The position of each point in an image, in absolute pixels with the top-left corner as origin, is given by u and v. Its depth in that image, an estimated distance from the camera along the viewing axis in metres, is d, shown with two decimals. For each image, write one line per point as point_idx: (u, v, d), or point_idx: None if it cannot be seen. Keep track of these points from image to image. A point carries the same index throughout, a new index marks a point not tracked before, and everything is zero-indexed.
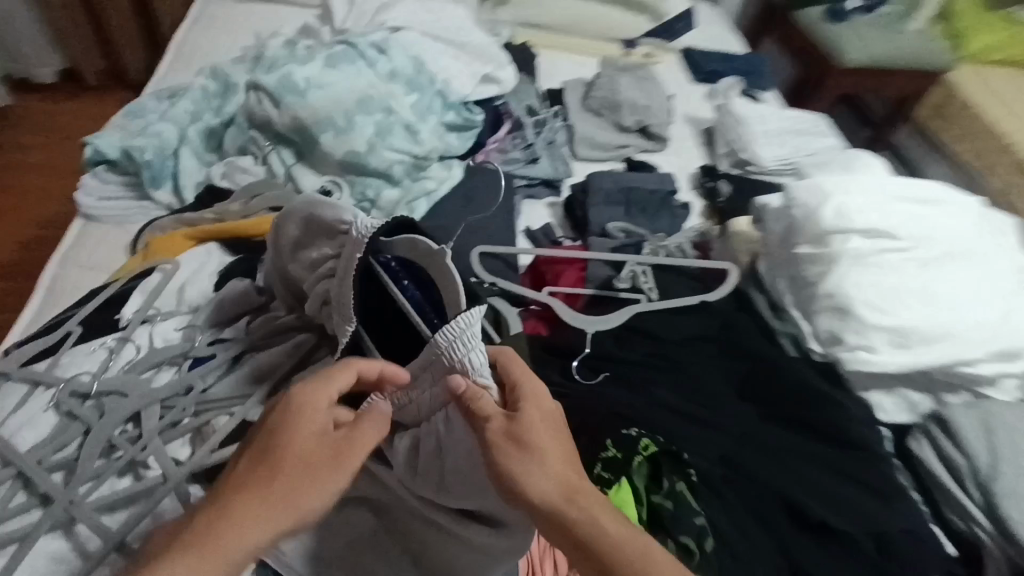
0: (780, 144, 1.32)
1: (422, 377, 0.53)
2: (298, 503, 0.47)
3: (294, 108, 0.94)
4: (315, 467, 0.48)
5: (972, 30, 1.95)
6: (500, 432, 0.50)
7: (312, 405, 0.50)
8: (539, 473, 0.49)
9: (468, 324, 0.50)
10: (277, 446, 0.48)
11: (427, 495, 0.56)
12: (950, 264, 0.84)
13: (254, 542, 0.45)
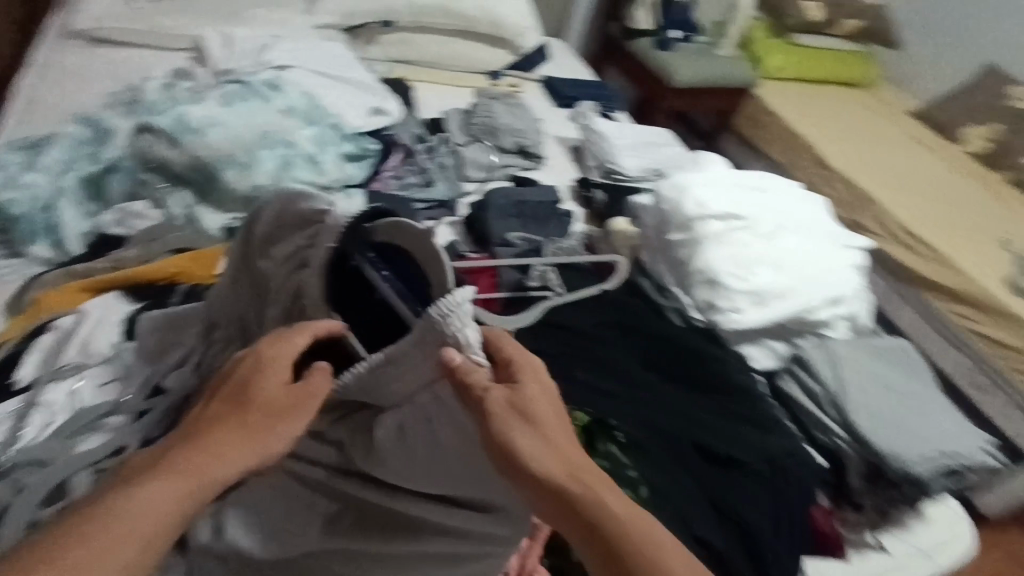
0: (638, 154, 1.52)
1: (414, 357, 0.59)
2: (263, 443, 0.53)
3: (193, 148, 0.95)
4: (278, 413, 0.54)
5: (765, 54, 2.38)
6: (506, 410, 0.56)
7: (276, 356, 0.56)
8: (539, 447, 0.55)
9: (456, 303, 0.57)
10: (246, 392, 0.54)
11: (415, 480, 0.61)
12: (783, 235, 1.05)
13: (224, 474, 0.50)
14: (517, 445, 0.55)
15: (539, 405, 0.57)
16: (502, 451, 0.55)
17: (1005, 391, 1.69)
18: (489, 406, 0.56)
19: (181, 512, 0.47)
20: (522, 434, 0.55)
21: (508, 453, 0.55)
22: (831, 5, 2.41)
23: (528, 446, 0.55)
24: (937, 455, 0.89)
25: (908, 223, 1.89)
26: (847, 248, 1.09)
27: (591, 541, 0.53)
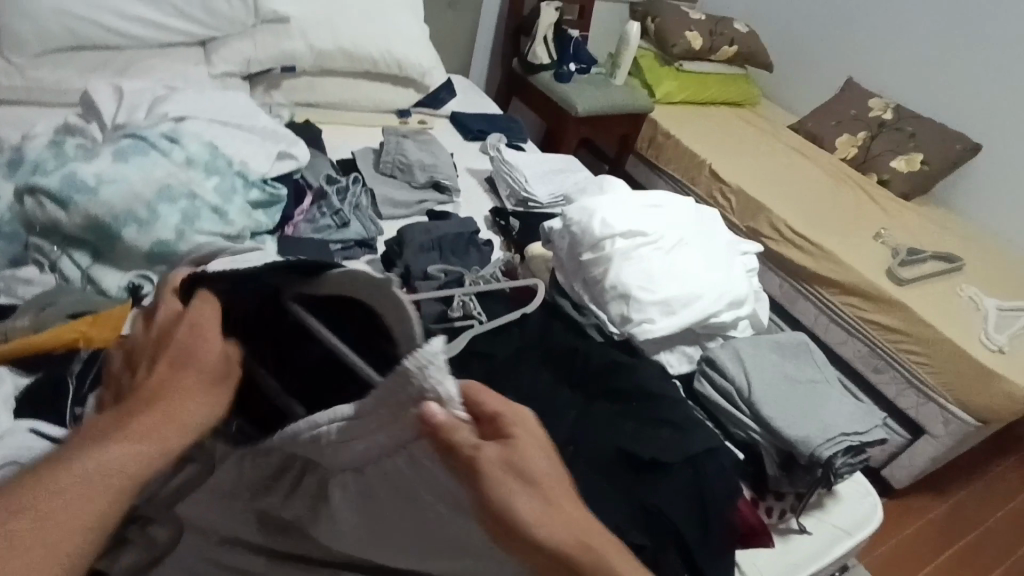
0: (548, 181, 1.59)
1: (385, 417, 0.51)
2: (214, 407, 0.57)
3: (86, 208, 0.89)
4: (220, 377, 0.58)
5: (657, 81, 2.56)
6: (506, 474, 0.48)
7: (208, 326, 0.58)
8: (548, 516, 0.48)
9: (429, 357, 0.49)
10: (188, 358, 0.57)
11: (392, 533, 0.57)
12: (683, 246, 1.13)
13: (182, 442, 0.54)
14: (514, 518, 0.47)
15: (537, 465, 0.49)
16: (496, 524, 0.48)
17: (896, 370, 1.87)
18: (478, 475, 0.48)
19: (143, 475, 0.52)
20: (520, 503, 0.48)
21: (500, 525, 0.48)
22: (709, 33, 2.62)
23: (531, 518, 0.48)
24: (839, 437, 0.96)
25: (797, 226, 2.06)
26: (742, 254, 1.19)
27: None
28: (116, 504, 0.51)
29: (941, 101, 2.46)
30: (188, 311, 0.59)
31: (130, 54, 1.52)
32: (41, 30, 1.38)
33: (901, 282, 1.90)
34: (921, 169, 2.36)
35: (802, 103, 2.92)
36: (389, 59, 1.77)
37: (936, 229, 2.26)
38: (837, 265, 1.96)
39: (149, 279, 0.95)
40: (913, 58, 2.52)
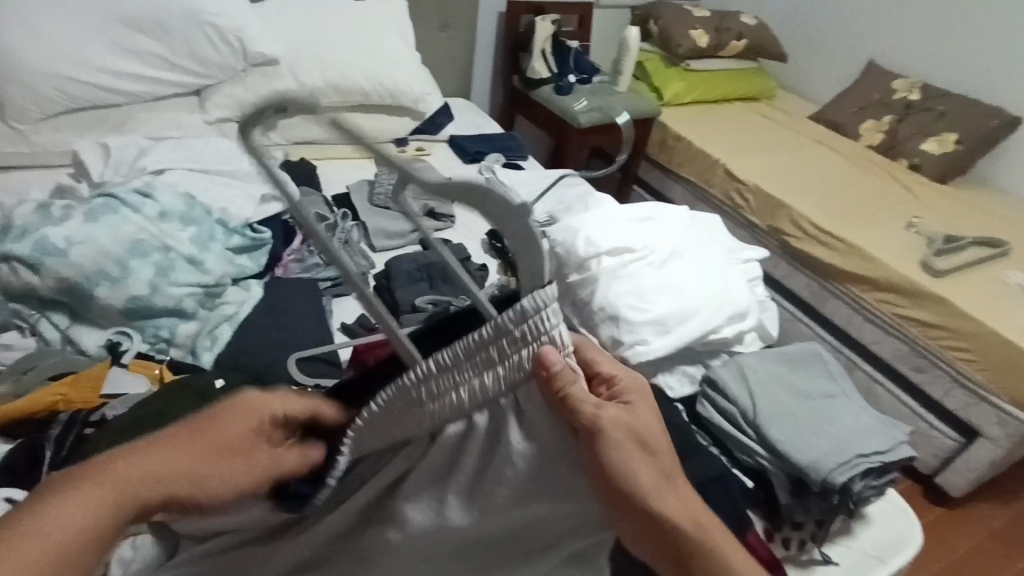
0: (543, 199, 1.54)
1: (480, 361, 0.53)
2: (208, 480, 0.55)
3: (57, 270, 0.92)
4: (230, 460, 0.57)
5: (663, 83, 2.48)
6: (628, 439, 0.54)
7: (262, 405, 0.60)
8: (657, 484, 0.54)
9: (541, 305, 0.52)
10: (220, 432, 0.57)
11: (450, 502, 0.57)
12: (678, 259, 1.06)
13: (146, 496, 0.51)
14: (640, 486, 0.53)
15: (653, 435, 0.56)
16: (626, 489, 0.52)
17: (941, 368, 1.73)
18: (613, 447, 0.52)
19: (100, 525, 0.48)
20: (645, 469, 0.54)
21: (626, 493, 0.53)
22: (714, 29, 2.53)
23: (652, 489, 0.54)
24: (856, 458, 0.88)
25: (820, 221, 1.95)
26: (744, 261, 1.14)
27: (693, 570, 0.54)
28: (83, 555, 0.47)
29: (972, 74, 2.30)
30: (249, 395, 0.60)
31: (127, 109, 1.56)
32: (41, 97, 1.44)
33: (937, 274, 1.76)
34: (956, 149, 2.20)
35: (822, 90, 2.78)
36: (381, 90, 1.77)
37: (976, 212, 2.10)
38: (865, 259, 1.84)
39: (127, 335, 0.98)
40: (937, 32, 2.36)
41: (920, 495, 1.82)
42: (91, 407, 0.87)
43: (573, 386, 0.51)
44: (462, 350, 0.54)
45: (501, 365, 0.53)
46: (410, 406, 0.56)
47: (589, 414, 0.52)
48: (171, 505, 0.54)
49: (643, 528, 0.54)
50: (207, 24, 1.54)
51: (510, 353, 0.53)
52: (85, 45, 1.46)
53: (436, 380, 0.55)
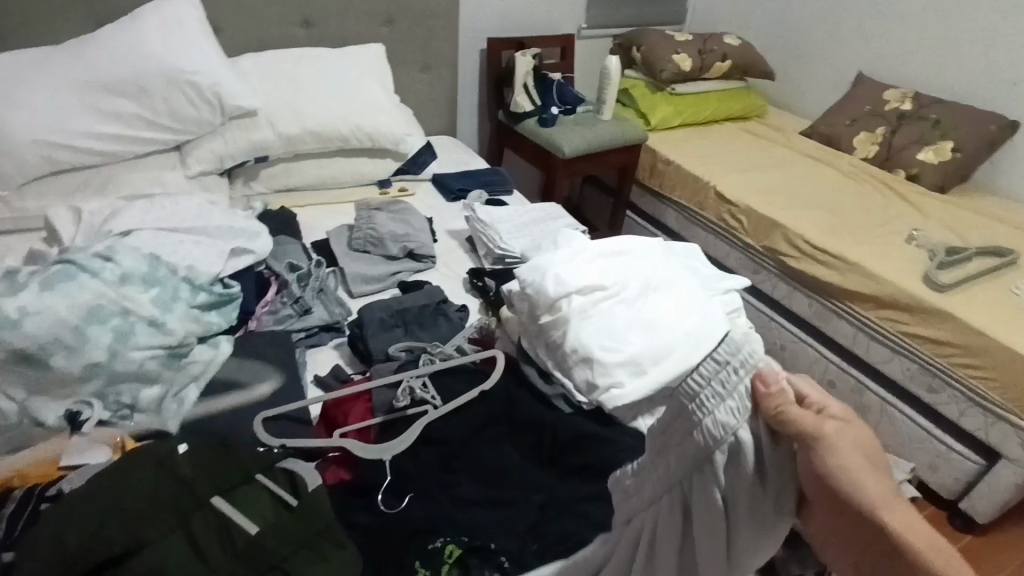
0: (524, 234, 1.51)
1: (681, 421, 0.72)
2: None
3: (11, 341, 0.89)
4: None
5: (650, 108, 2.46)
6: (854, 451, 0.62)
7: None
8: (883, 499, 0.59)
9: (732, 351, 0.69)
10: None
11: (743, 523, 0.70)
12: (651, 294, 1.02)
13: None
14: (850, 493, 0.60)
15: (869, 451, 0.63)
16: (848, 492, 0.60)
17: (954, 388, 1.65)
18: (835, 454, 0.62)
19: None
20: (869, 478, 0.60)
21: (849, 501, 0.60)
22: (698, 52, 2.52)
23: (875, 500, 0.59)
24: None
25: (817, 240, 1.89)
26: (724, 292, 1.09)
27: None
28: None
29: (966, 81, 2.25)
30: None
31: (107, 169, 1.57)
32: (21, 162, 1.45)
33: (942, 288, 1.69)
34: (953, 157, 2.15)
35: (813, 105, 2.75)
36: (361, 134, 1.78)
37: (981, 220, 2.03)
38: (866, 277, 1.78)
39: (88, 403, 0.95)
40: (926, 41, 2.32)
41: (945, 522, 1.73)
42: (50, 480, 0.87)
43: (787, 400, 0.66)
44: (690, 390, 0.71)
45: (730, 398, 0.69)
46: (674, 445, 0.73)
47: (808, 422, 0.64)
48: None
49: (858, 545, 0.60)
50: (186, 82, 1.56)
51: (734, 382, 0.68)
52: (61, 111, 1.47)
53: (683, 422, 0.72)
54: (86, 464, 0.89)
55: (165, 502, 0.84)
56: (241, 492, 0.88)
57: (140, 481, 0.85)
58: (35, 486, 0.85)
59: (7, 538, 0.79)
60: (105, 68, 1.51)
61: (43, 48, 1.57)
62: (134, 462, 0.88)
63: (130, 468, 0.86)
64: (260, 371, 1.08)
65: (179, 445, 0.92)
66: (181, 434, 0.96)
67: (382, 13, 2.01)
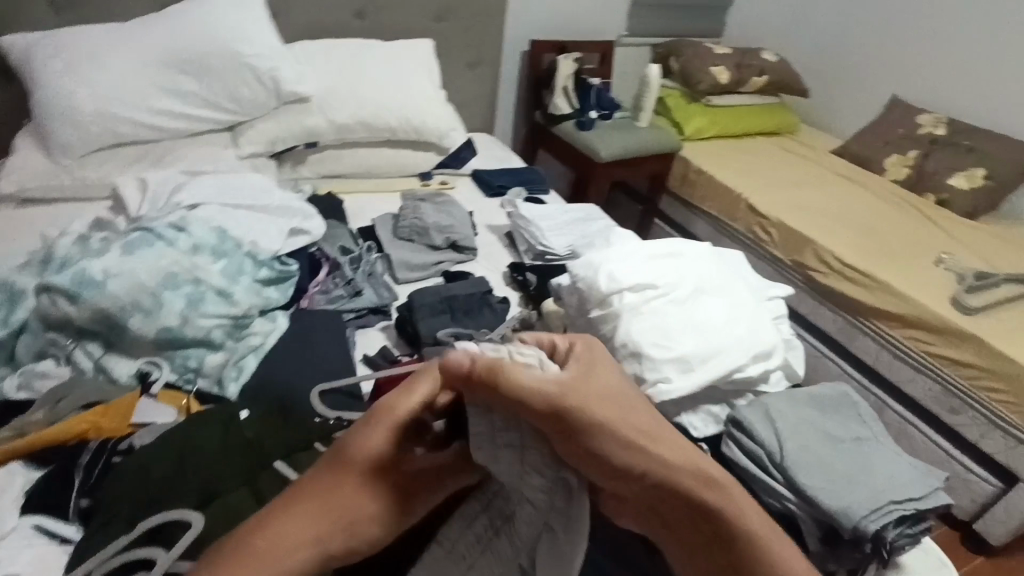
0: (565, 232, 1.54)
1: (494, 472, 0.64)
2: (336, 513, 0.58)
3: (94, 301, 0.94)
4: (338, 493, 0.59)
5: (684, 118, 2.50)
6: (605, 411, 0.55)
7: (343, 499, 0.59)
8: (652, 454, 0.55)
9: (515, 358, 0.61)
10: (340, 455, 0.61)
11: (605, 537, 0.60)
12: (699, 297, 1.06)
13: (305, 535, 0.56)
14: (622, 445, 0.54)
15: (620, 391, 0.58)
16: (630, 461, 0.54)
17: (977, 410, 1.67)
18: (598, 428, 0.54)
19: (320, 525, 0.57)
20: (634, 431, 0.55)
21: (631, 470, 0.54)
22: (736, 66, 2.55)
23: (644, 440, 0.55)
24: (890, 505, 0.85)
25: (847, 256, 1.91)
26: (769, 299, 1.15)
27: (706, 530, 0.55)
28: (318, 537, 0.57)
29: (1003, 110, 2.26)
30: (343, 478, 0.59)
31: (165, 145, 1.62)
32: (85, 132, 1.49)
33: (970, 311, 1.71)
34: (984, 185, 2.17)
35: (846, 126, 2.78)
36: (408, 127, 1.82)
37: (1009, 248, 2.05)
38: (894, 296, 1.80)
39: (157, 364, 1.00)
40: (964, 68, 2.34)
41: (957, 543, 1.76)
42: (121, 435, 0.90)
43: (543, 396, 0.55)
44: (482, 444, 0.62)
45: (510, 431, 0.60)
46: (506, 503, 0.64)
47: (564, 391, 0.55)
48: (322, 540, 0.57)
49: (651, 510, 0.56)
50: (245, 65, 1.61)
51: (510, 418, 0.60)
52: (126, 84, 1.52)
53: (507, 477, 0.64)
54: (153, 423, 0.93)
55: (231, 461, 0.86)
56: (301, 457, 0.90)
57: (205, 442, 0.89)
58: (108, 440, 0.88)
59: (85, 486, 0.83)
60: (169, 45, 1.55)
61: (110, 23, 1.62)
62: (199, 423, 0.91)
63: (199, 431, 0.89)
64: (312, 345, 1.11)
65: (240, 411, 0.94)
66: (241, 400, 1.00)
67: (432, 9, 2.05)
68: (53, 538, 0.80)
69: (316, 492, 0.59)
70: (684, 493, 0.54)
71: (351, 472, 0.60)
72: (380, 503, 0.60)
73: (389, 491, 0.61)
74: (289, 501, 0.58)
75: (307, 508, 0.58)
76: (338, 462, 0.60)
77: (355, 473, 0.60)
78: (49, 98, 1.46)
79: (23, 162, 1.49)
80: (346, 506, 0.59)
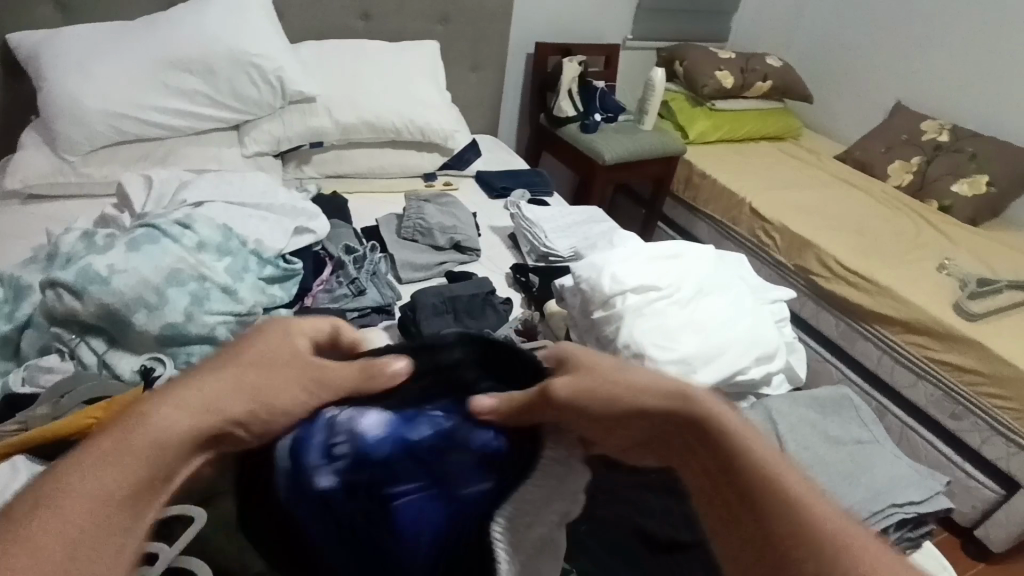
0: (569, 234, 1.55)
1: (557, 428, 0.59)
2: (257, 391, 0.51)
3: (99, 297, 0.95)
4: (271, 370, 0.53)
5: (687, 122, 2.51)
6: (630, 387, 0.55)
7: (268, 364, 0.53)
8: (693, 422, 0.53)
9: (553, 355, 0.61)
10: (264, 346, 0.54)
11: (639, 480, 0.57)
12: (701, 297, 1.06)
13: (189, 409, 0.47)
14: (619, 403, 0.54)
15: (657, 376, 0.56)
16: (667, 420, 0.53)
17: (978, 416, 1.67)
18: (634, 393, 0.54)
19: (218, 407, 0.49)
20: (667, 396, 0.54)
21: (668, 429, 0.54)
22: (740, 70, 2.56)
23: (678, 408, 0.54)
24: (890, 508, 0.86)
25: (849, 261, 1.91)
26: (771, 302, 1.15)
27: (747, 516, 0.49)
28: (218, 411, 0.49)
29: (1006, 117, 2.26)
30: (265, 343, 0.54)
31: (170, 143, 1.62)
32: (91, 130, 1.50)
33: (972, 317, 1.71)
34: (987, 191, 2.17)
35: (849, 131, 2.78)
36: (412, 127, 1.83)
37: (1012, 255, 2.05)
38: (895, 301, 1.80)
39: (161, 361, 0.98)
40: (967, 75, 2.34)
41: (959, 549, 1.76)
42: None
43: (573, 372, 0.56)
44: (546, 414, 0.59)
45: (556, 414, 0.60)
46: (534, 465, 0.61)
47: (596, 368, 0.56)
48: (222, 426, 0.49)
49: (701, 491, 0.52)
50: (250, 64, 1.61)
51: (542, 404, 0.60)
52: (131, 82, 1.52)
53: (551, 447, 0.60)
54: None
55: None
56: None
57: None
58: None
59: None
60: (175, 44, 1.56)
61: (117, 22, 1.63)
62: None
63: None
64: None
65: None
66: None
67: (437, 12, 2.06)
68: None
69: (251, 362, 0.52)
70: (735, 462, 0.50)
71: (278, 358, 0.54)
72: (290, 401, 0.53)
73: (295, 388, 0.54)
74: (182, 385, 0.49)
75: (196, 394, 0.49)
76: (258, 347, 0.54)
77: (254, 365, 0.52)
78: (56, 96, 1.47)
79: (29, 159, 1.50)
80: (245, 398, 0.50)
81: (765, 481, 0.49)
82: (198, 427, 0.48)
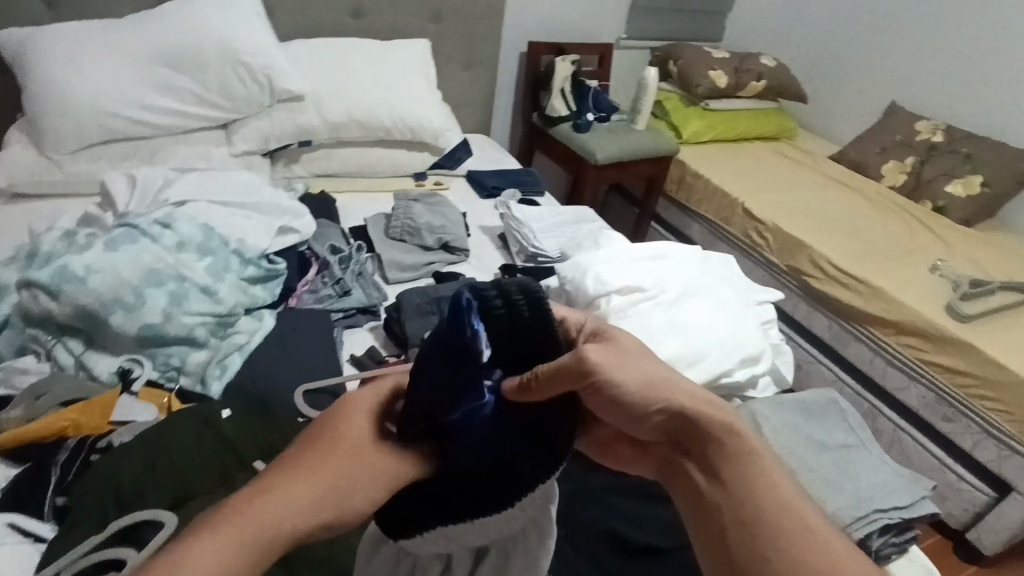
0: (557, 235, 1.54)
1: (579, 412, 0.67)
2: (340, 479, 0.53)
3: (75, 297, 0.94)
4: (350, 456, 0.55)
5: (681, 122, 2.50)
6: (621, 367, 0.61)
7: (347, 434, 0.57)
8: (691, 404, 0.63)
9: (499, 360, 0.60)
10: (336, 430, 0.57)
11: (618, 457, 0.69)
12: (686, 299, 1.05)
13: (289, 507, 0.50)
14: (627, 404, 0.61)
15: (652, 369, 0.64)
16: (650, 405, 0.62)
17: (969, 418, 1.66)
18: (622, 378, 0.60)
19: (314, 497, 0.51)
20: (639, 380, 0.62)
21: (644, 411, 0.62)
22: (734, 70, 2.55)
23: (666, 391, 0.63)
24: (874, 513, 0.85)
25: (842, 263, 1.90)
26: (758, 304, 1.14)
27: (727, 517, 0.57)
28: (318, 499, 0.52)
29: (1000, 118, 2.25)
30: (335, 428, 0.57)
31: (157, 142, 1.61)
32: (76, 128, 1.48)
33: (964, 318, 1.70)
34: (982, 192, 2.16)
35: (843, 132, 2.77)
36: (402, 126, 1.82)
37: (1005, 256, 2.04)
38: (887, 302, 1.79)
39: (139, 362, 0.98)
40: (963, 75, 2.33)
41: (949, 551, 1.75)
42: (101, 433, 0.90)
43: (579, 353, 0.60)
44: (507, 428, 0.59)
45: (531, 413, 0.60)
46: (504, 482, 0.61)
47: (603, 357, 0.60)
48: (324, 517, 0.52)
49: (704, 481, 0.60)
50: (238, 62, 1.60)
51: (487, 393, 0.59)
52: (117, 80, 1.51)
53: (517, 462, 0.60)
54: (134, 421, 0.92)
55: (211, 460, 0.86)
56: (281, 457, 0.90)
57: (186, 439, 0.88)
58: (87, 437, 0.88)
59: (61, 485, 0.83)
60: (162, 41, 1.54)
61: (105, 19, 1.62)
62: (177, 420, 0.90)
63: (179, 427, 0.89)
64: (298, 344, 1.10)
65: (221, 409, 0.93)
66: (223, 399, 0.99)
67: (430, 10, 2.05)
68: (27, 536, 0.76)
69: (348, 447, 0.56)
70: (713, 442, 0.61)
71: (348, 439, 0.56)
72: (367, 494, 0.55)
73: (385, 478, 0.56)
74: (281, 481, 0.52)
75: (289, 490, 0.51)
76: (327, 432, 0.57)
77: (355, 459, 0.55)
78: (41, 93, 1.46)
79: (15, 157, 1.50)
80: (335, 494, 0.53)
81: (745, 485, 0.58)
82: (296, 515, 0.50)
